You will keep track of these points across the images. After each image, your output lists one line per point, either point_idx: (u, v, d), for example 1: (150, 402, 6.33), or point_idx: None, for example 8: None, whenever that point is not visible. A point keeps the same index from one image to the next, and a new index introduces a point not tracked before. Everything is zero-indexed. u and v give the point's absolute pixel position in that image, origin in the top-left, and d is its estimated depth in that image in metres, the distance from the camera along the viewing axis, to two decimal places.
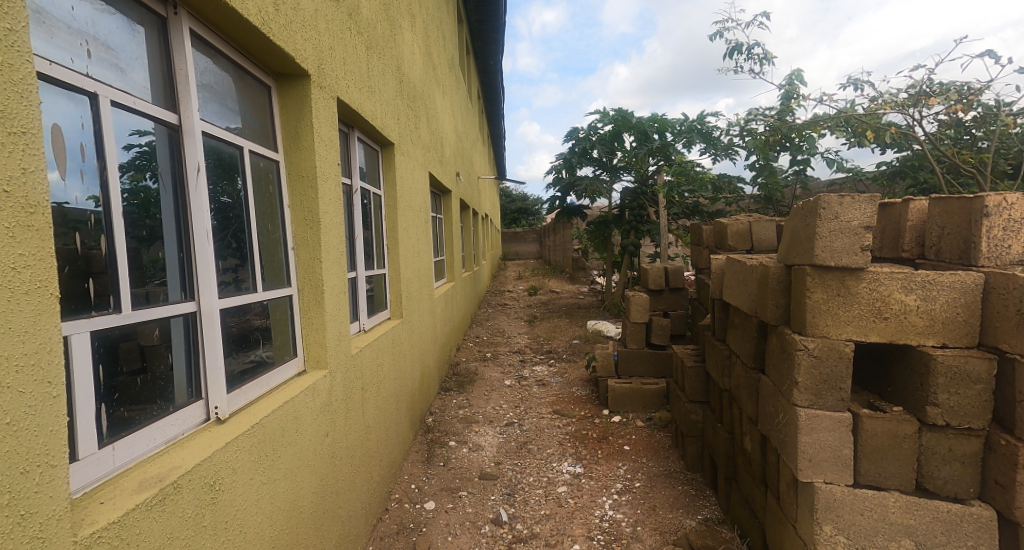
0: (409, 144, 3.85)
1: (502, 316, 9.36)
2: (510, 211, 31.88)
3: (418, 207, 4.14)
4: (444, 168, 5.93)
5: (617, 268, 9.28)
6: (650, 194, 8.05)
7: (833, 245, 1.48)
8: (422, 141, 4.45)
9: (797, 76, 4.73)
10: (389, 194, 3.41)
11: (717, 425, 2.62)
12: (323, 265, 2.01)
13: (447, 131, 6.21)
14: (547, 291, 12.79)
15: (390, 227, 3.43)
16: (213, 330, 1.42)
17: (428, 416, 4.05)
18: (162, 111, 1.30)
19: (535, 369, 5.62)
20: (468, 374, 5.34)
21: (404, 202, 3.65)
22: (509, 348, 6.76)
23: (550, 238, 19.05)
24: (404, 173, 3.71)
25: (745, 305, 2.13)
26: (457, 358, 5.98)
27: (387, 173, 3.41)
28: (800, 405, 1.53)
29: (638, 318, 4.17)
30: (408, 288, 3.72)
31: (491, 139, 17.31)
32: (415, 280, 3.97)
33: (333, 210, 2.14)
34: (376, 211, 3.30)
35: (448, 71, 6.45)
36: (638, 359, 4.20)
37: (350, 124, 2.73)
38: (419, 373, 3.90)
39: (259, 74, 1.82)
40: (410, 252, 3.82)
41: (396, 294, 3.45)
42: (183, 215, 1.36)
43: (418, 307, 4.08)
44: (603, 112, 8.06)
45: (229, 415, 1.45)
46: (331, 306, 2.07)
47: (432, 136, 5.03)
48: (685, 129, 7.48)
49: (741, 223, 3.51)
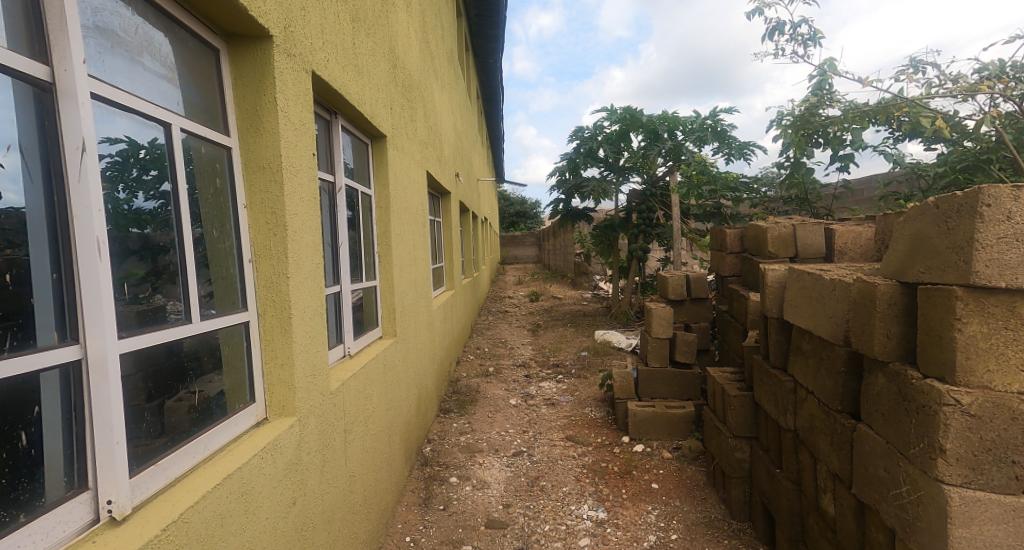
0: (404, 140, 3.42)
1: (503, 325, 8.91)
2: (508, 214, 31.50)
3: (415, 210, 3.70)
4: (443, 168, 5.50)
5: (624, 274, 8.85)
6: (660, 196, 7.64)
7: (1003, 260, 1.05)
8: (420, 136, 4.02)
9: (830, 65, 4.32)
10: (380, 194, 2.97)
11: (775, 470, 2.17)
12: (291, 283, 1.56)
13: (445, 128, 5.77)
14: (549, 296, 12.35)
15: (383, 232, 2.98)
16: (109, 385, 0.95)
17: (425, 445, 3.59)
18: (24, 59, 0.82)
19: (542, 386, 5.17)
20: (469, 393, 4.89)
21: (399, 204, 3.21)
22: (512, 361, 6.30)
23: (551, 243, 18.59)
24: (399, 172, 3.28)
25: (825, 330, 1.70)
26: (457, 374, 5.52)
27: (378, 169, 2.96)
28: (950, 484, 1.09)
29: (661, 333, 3.73)
30: (403, 301, 3.27)
31: (490, 140, 16.89)
32: (411, 290, 3.52)
33: (308, 210, 1.70)
34: (365, 214, 2.85)
35: (447, 65, 6.03)
36: (661, 379, 3.75)
37: (333, 109, 2.30)
38: (414, 396, 3.44)
39: (202, 31, 1.36)
40: (405, 260, 3.37)
41: (389, 310, 3.01)
42: (59, 219, 0.89)
43: (415, 321, 3.64)
44: (609, 110, 7.65)
45: (132, 511, 0.98)
46: (302, 334, 1.62)
47: (430, 131, 4.60)
48: (697, 127, 7.05)
49: (783, 227, 3.08)
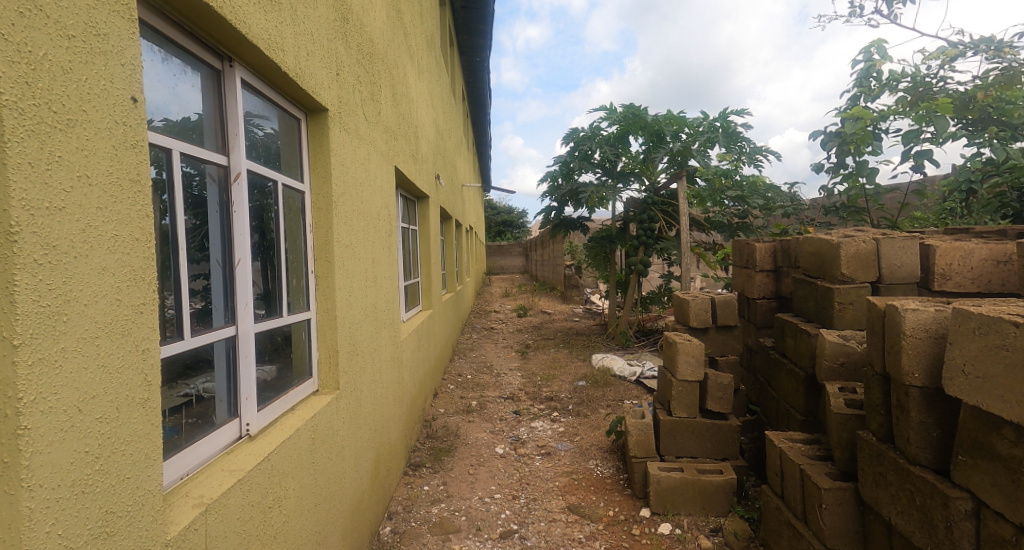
0: (359, 120, 2.58)
1: (489, 345, 8.06)
2: (494, 224, 30.84)
3: (375, 215, 2.86)
4: (419, 168, 4.68)
5: (621, 290, 8.13)
6: (662, 205, 6.95)
7: None
8: (385, 123, 3.20)
9: (880, 49, 3.80)
10: (316, 188, 2.12)
11: None
12: (28, 361, 0.69)
13: (423, 123, 4.99)
14: (539, 311, 11.56)
15: (321, 242, 2.13)
16: None
17: (383, 525, 2.72)
18: None
19: (535, 428, 4.35)
20: (447, 439, 4.05)
21: (348, 206, 2.37)
22: (498, 393, 5.44)
23: (539, 255, 17.89)
24: (350, 161, 2.41)
25: None
26: (434, 411, 4.67)
27: (315, 155, 2.12)
28: None
29: (689, 374, 2.96)
30: (354, 337, 2.42)
31: (475, 146, 16.12)
32: (367, 319, 2.66)
33: (103, 201, 0.84)
34: (290, 219, 1.99)
35: (426, 52, 5.25)
36: (689, 433, 2.96)
37: (224, 51, 1.47)
38: (369, 463, 2.58)
39: None
40: (358, 280, 2.52)
41: (331, 351, 2.15)
42: None
43: (375, 359, 2.80)
44: (608, 108, 6.94)
45: None
46: (68, 456, 0.75)
47: (401, 120, 3.79)
48: (706, 128, 6.34)
49: (863, 242, 2.30)
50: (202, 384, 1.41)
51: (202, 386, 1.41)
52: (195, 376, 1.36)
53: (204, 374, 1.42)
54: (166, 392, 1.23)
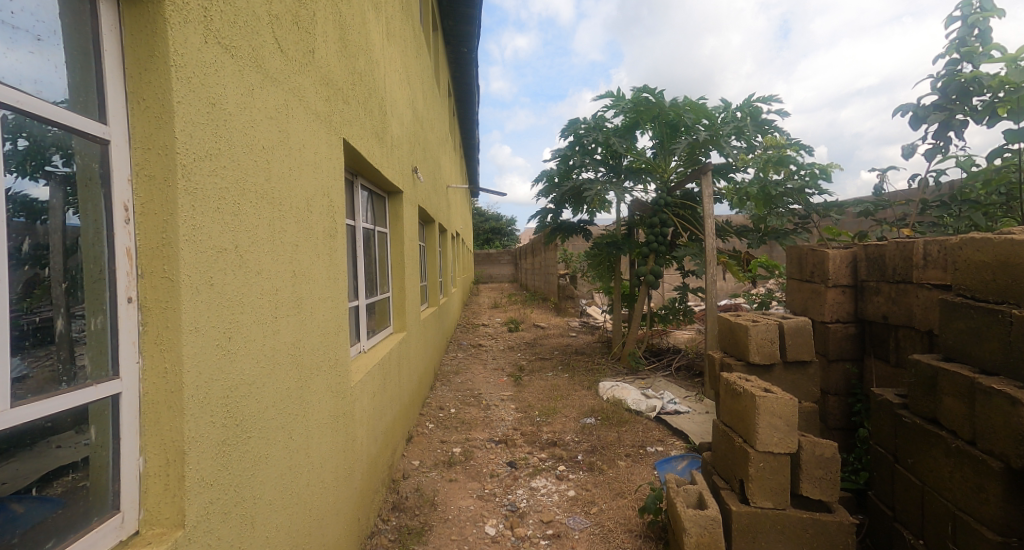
0: (263, 45, 1.57)
1: (477, 367, 7.02)
2: (483, 231, 29.90)
3: (295, 204, 1.84)
4: (388, 155, 3.68)
5: (626, 304, 7.19)
6: (676, 207, 6.06)
7: None
8: (325, 75, 2.20)
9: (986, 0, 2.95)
10: (140, 138, 1.09)
11: None
12: None
13: (395, 100, 4.00)
14: (532, 325, 10.58)
15: (154, 241, 1.10)
16: None
17: None
18: None
19: (536, 491, 3.34)
20: (420, 513, 3.02)
21: (228, 180, 1.34)
22: (488, 435, 4.42)
23: (530, 264, 16.98)
24: (235, 102, 1.39)
25: None
26: (405, 466, 3.63)
27: (138, 73, 1.08)
28: None
29: (773, 444, 1.99)
30: (240, 408, 1.37)
31: (462, 149, 15.13)
32: (275, 372, 1.62)
33: None
34: (59, 191, 0.94)
35: (400, 17, 4.29)
36: (776, 531, 1.99)
37: None
38: None
39: None
40: (253, 308, 1.48)
41: (173, 453, 1.09)
42: None
43: (296, 430, 1.77)
44: (615, 96, 6.06)
45: None
46: None
47: (358, 81, 2.78)
48: (730, 118, 5.48)
49: None
50: (83, 441, 0.99)
51: (81, 444, 0.98)
52: (67, 431, 0.95)
53: (89, 426, 1.00)
54: (37, 447, 0.91)
